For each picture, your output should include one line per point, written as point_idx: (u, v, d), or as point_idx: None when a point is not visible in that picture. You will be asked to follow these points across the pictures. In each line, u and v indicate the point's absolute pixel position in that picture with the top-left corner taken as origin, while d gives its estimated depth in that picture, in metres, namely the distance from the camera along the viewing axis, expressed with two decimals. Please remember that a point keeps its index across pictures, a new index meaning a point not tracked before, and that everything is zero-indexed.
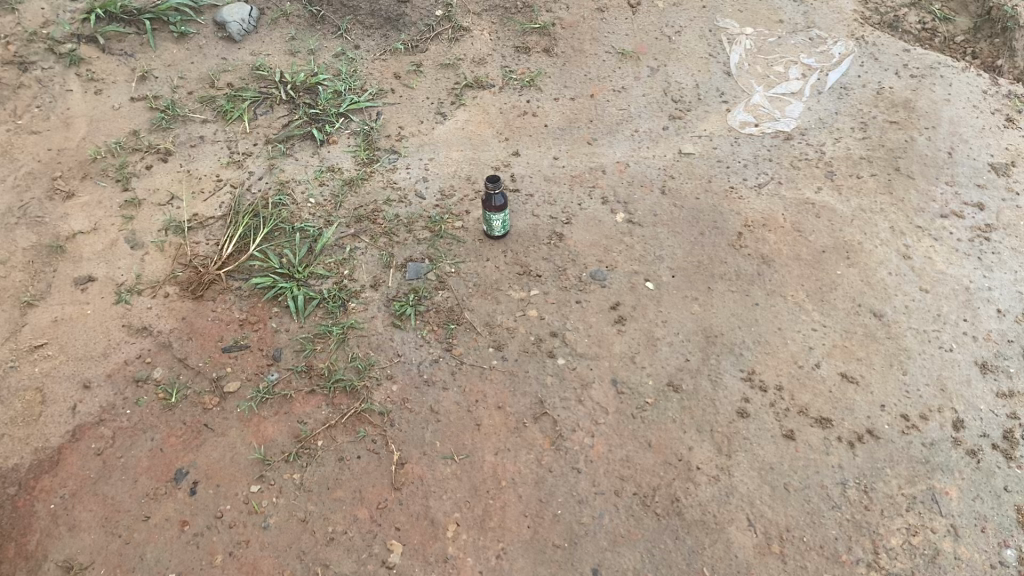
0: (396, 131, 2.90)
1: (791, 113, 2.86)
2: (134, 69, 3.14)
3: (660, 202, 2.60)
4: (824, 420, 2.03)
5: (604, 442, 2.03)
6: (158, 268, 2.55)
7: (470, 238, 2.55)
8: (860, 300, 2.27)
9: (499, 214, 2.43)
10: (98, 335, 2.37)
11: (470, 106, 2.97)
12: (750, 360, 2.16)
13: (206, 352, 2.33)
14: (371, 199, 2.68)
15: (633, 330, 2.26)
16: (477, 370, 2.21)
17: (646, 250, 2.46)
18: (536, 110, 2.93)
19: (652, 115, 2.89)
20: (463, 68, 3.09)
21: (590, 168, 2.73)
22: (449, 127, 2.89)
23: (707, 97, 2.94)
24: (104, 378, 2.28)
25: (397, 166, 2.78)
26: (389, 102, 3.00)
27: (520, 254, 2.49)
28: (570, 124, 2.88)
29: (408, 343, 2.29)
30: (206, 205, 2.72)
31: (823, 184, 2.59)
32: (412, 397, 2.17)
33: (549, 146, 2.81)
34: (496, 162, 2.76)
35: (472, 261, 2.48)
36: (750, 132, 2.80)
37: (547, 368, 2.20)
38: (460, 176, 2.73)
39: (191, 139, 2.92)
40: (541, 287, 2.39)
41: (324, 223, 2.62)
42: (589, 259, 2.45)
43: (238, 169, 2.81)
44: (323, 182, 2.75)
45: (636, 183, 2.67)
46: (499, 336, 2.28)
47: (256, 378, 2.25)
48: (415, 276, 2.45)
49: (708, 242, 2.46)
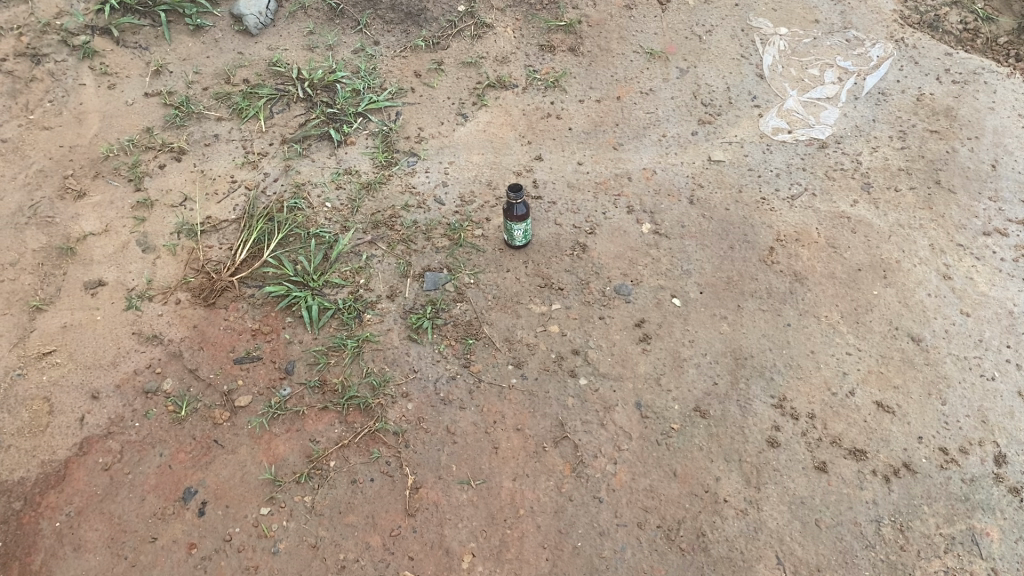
0: (416, 133, 2.81)
1: (827, 119, 2.74)
2: (148, 62, 3.06)
3: (688, 212, 2.50)
4: (858, 452, 1.94)
5: (627, 471, 1.95)
6: (170, 273, 2.49)
7: (490, 247, 2.46)
8: (897, 322, 2.17)
9: (520, 224, 2.34)
10: (107, 343, 2.32)
11: (492, 107, 2.86)
12: (781, 386, 2.07)
13: (217, 363, 2.27)
14: (389, 204, 2.60)
15: (659, 350, 2.17)
16: (495, 388, 2.14)
17: (673, 264, 2.36)
18: (561, 113, 2.83)
19: (680, 120, 2.78)
20: (484, 67, 2.99)
21: (615, 174, 2.63)
22: (470, 129, 2.80)
23: (738, 101, 2.82)
24: (113, 389, 2.22)
25: (416, 170, 2.69)
26: (409, 101, 2.90)
27: (542, 265, 2.40)
28: (595, 128, 2.78)
29: (424, 358, 2.21)
30: (219, 207, 2.64)
31: (859, 197, 2.48)
32: (428, 416, 2.09)
33: (573, 151, 2.71)
34: (518, 167, 2.67)
35: (492, 272, 2.40)
36: (783, 139, 2.69)
37: (569, 389, 2.12)
38: (481, 182, 2.64)
39: (205, 137, 2.85)
40: (563, 301, 2.30)
41: (340, 229, 2.54)
42: (613, 272, 2.36)
43: (252, 170, 2.73)
44: (340, 185, 2.66)
45: (663, 191, 2.57)
46: (518, 353, 2.20)
47: (268, 392, 2.19)
48: (433, 287, 2.37)
49: (738, 256, 2.36)
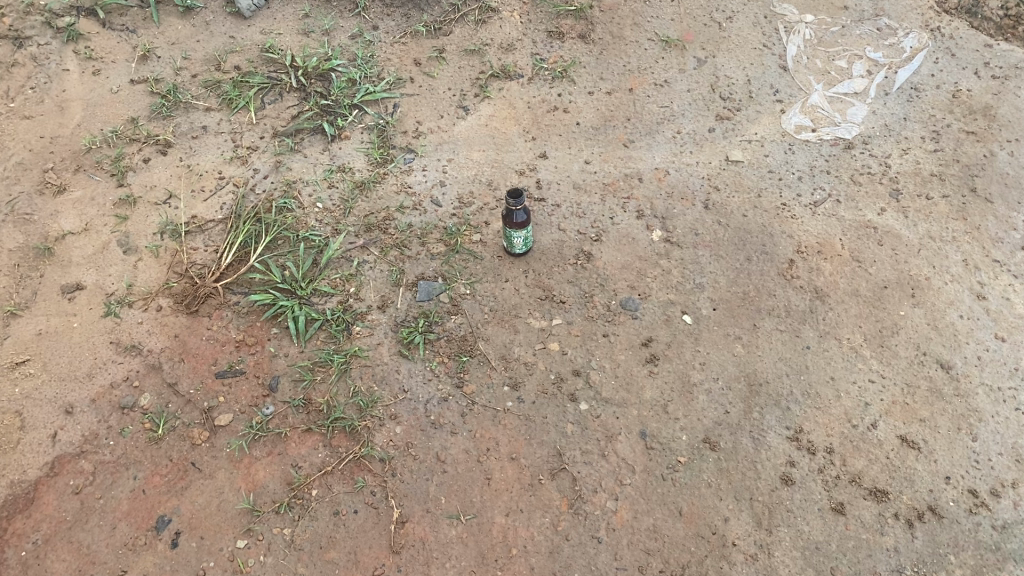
0: (414, 127, 2.64)
1: (854, 116, 2.55)
2: (136, 46, 2.90)
3: (702, 218, 2.33)
4: (879, 492, 1.79)
5: (629, 508, 1.82)
6: (151, 277, 2.36)
7: (488, 254, 2.31)
8: (925, 347, 2.01)
9: (520, 231, 2.20)
10: (83, 353, 2.20)
11: (496, 99, 2.68)
12: (798, 416, 1.92)
13: (198, 378, 2.15)
14: (383, 205, 2.44)
15: (666, 373, 2.02)
16: (489, 412, 2.00)
17: (684, 276, 2.20)
18: (569, 105, 2.65)
19: (696, 115, 2.59)
20: (488, 54, 2.79)
21: (625, 174, 2.46)
22: (472, 123, 2.63)
23: (759, 94, 2.63)
24: (87, 404, 2.10)
25: (413, 167, 2.53)
26: (408, 92, 2.73)
27: (543, 274, 2.25)
28: (604, 123, 2.60)
29: (415, 377, 2.08)
30: (205, 205, 2.50)
31: (886, 205, 2.30)
32: (418, 442, 1.96)
33: (581, 148, 2.54)
34: (521, 166, 2.50)
35: (490, 282, 2.25)
36: (806, 137, 2.50)
37: (568, 415, 1.98)
38: (481, 181, 2.48)
39: (193, 128, 2.69)
40: (565, 316, 2.16)
41: (331, 232, 2.39)
42: (620, 284, 2.20)
43: (241, 166, 2.58)
44: (332, 184, 2.51)
45: (676, 194, 2.40)
46: (516, 373, 2.06)
47: (250, 411, 2.06)
48: (427, 297, 2.23)
49: (756, 269, 2.19)
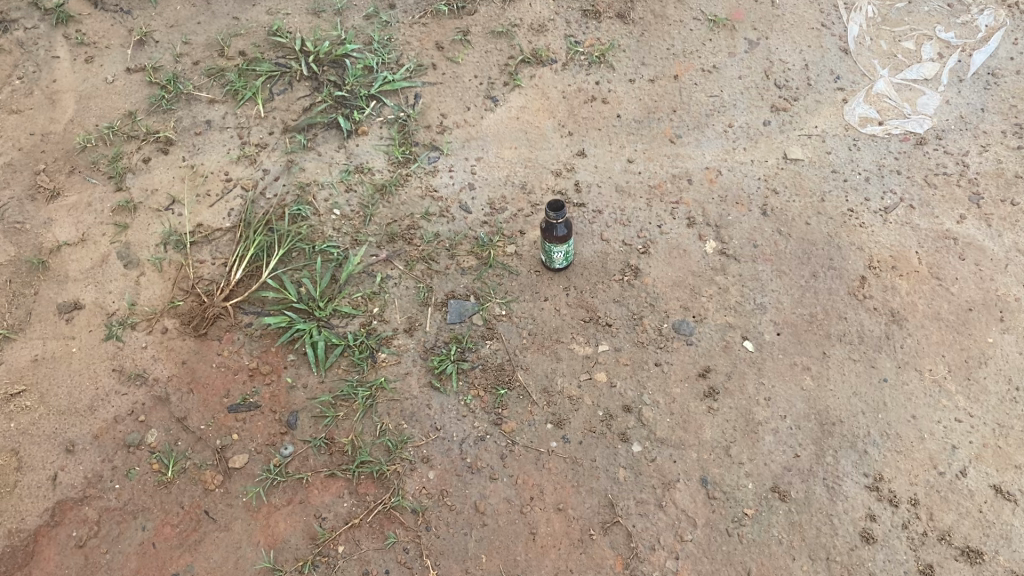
0: (437, 121, 2.40)
1: (925, 107, 2.30)
2: (131, 30, 2.65)
3: (761, 225, 2.11)
4: (972, 553, 1.60)
5: (691, 569, 1.64)
6: (156, 294, 2.16)
7: (524, 269, 2.10)
8: (1017, 381, 1.81)
9: (561, 245, 2.00)
10: (84, 382, 2.01)
11: (527, 88, 2.44)
12: (877, 461, 1.73)
13: (210, 411, 1.96)
14: (407, 211, 2.23)
15: (727, 410, 1.83)
16: (532, 455, 1.81)
17: (744, 296, 1.98)
18: (608, 95, 2.40)
19: (749, 106, 2.35)
20: (517, 36, 2.52)
21: (672, 175, 2.24)
22: (501, 116, 2.39)
23: (819, 82, 2.38)
24: (89, 441, 1.92)
25: (438, 168, 2.31)
26: (430, 80, 2.47)
27: (586, 292, 2.05)
28: (648, 115, 2.36)
29: (448, 412, 1.88)
30: (212, 211, 2.28)
31: (967, 211, 2.08)
32: (453, 489, 1.77)
33: (622, 145, 2.31)
34: (557, 166, 2.28)
35: (527, 300, 2.05)
36: (872, 131, 2.26)
37: (619, 458, 1.78)
38: (515, 184, 2.26)
39: (195, 123, 2.46)
40: (612, 341, 1.96)
41: (350, 243, 2.18)
42: (672, 304, 1.99)
43: (250, 166, 2.36)
44: (350, 187, 2.29)
45: (729, 199, 2.18)
46: (560, 409, 1.86)
47: (267, 451, 1.88)
48: (458, 319, 2.03)
49: (823, 287, 1.97)
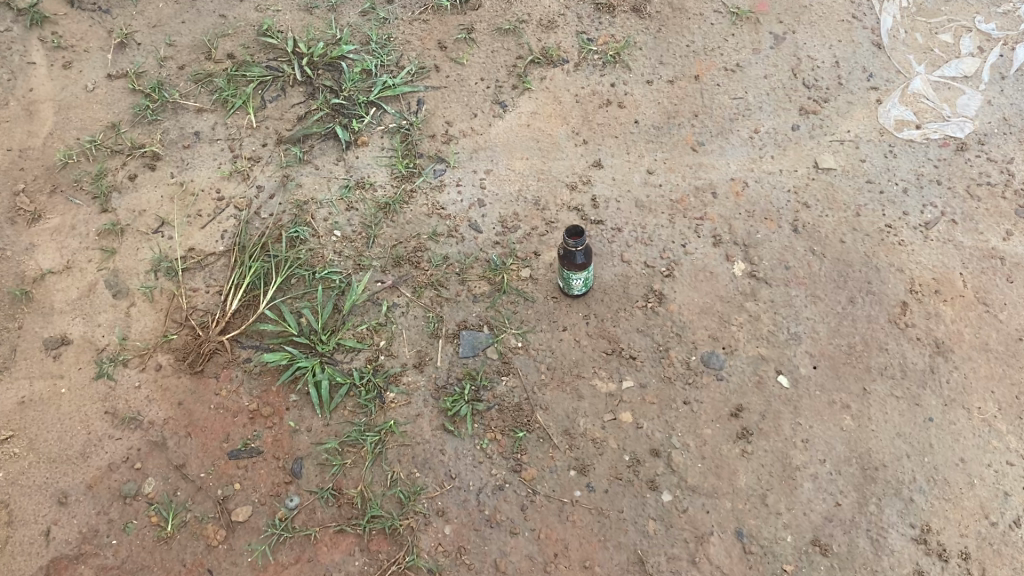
0: (443, 129, 2.24)
1: (965, 108, 2.17)
2: (111, 31, 2.48)
3: (792, 244, 1.97)
4: None
5: None
6: (148, 327, 2.03)
7: (540, 295, 1.96)
8: None
9: (581, 272, 1.87)
10: (75, 426, 1.89)
11: (538, 92, 2.28)
12: (924, 510, 1.62)
13: (209, 458, 1.84)
14: (413, 231, 2.08)
15: (762, 454, 1.71)
16: (554, 506, 1.70)
17: (777, 325, 1.85)
18: (624, 99, 2.25)
19: (776, 109, 2.20)
20: (526, 34, 2.36)
21: (695, 188, 2.09)
22: (511, 123, 2.24)
23: (850, 80, 2.23)
24: (83, 492, 1.80)
25: (445, 182, 2.15)
26: (433, 84, 2.31)
27: (608, 321, 1.91)
28: (667, 121, 2.21)
29: (463, 459, 1.77)
30: (204, 234, 2.14)
31: (1013, 227, 1.95)
32: (471, 545, 1.66)
33: (641, 154, 2.16)
34: (573, 178, 2.13)
35: (544, 330, 1.91)
36: (909, 136, 2.12)
37: (648, 508, 1.67)
38: (527, 200, 2.11)
39: (184, 135, 2.30)
40: (636, 377, 1.83)
41: (353, 268, 2.04)
42: (700, 334, 1.86)
43: (243, 183, 2.21)
44: (351, 205, 2.14)
45: (757, 214, 2.03)
46: (583, 453, 1.75)
47: (272, 503, 1.77)
48: (471, 352, 1.90)
49: (862, 314, 1.85)
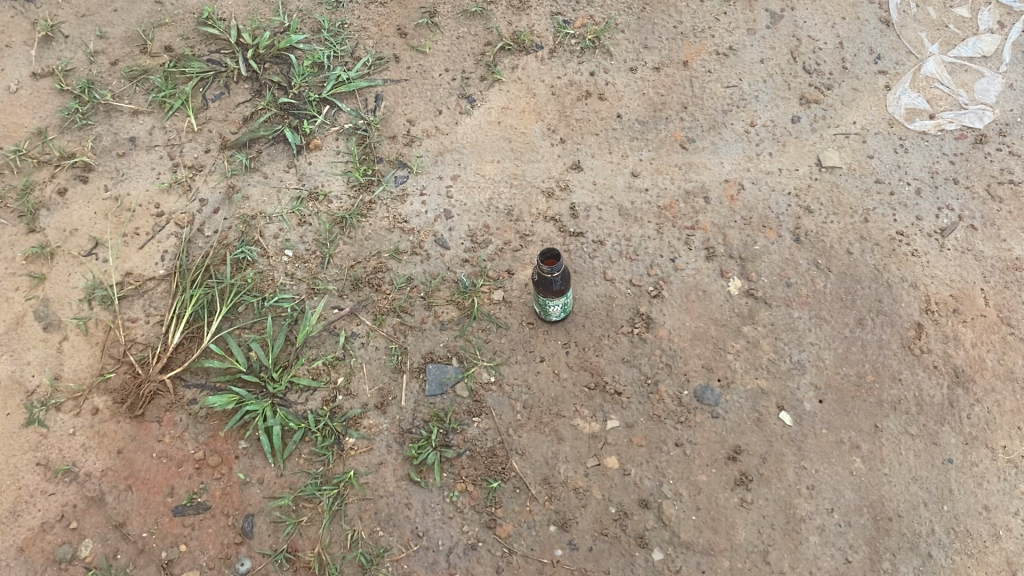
0: (404, 129, 2.02)
1: (984, 94, 1.96)
2: (35, 22, 2.21)
3: (794, 256, 1.77)
4: None
5: None
6: (82, 364, 1.82)
7: (514, 321, 1.77)
8: None
9: (558, 299, 1.67)
10: (3, 481, 1.69)
11: (509, 83, 2.05)
12: (944, 567, 1.45)
13: (152, 515, 1.66)
14: (372, 249, 1.87)
15: (764, 503, 1.53)
16: (533, 567, 1.53)
17: (778, 352, 1.66)
18: (605, 90, 2.02)
19: (774, 98, 1.98)
20: (495, 17, 2.12)
21: (686, 192, 1.88)
22: (480, 121, 2.01)
23: (855, 64, 2.01)
24: (13, 557, 1.62)
25: (407, 191, 1.94)
26: (393, 77, 2.08)
27: (590, 350, 1.72)
28: (654, 115, 1.98)
29: (431, 514, 1.59)
30: (143, 255, 1.93)
31: None
32: None
33: (625, 154, 1.94)
34: (549, 183, 1.92)
35: (520, 362, 1.72)
36: (922, 127, 1.92)
37: (638, 568, 1.50)
38: (499, 210, 1.89)
39: (119, 142, 2.07)
40: (622, 416, 1.64)
41: (306, 293, 1.84)
42: (692, 364, 1.67)
43: (184, 196, 1.99)
44: (303, 219, 1.92)
45: (755, 221, 1.83)
46: (564, 505, 1.57)
47: (220, 567, 1.60)
48: (438, 390, 1.71)
49: (872, 338, 1.66)
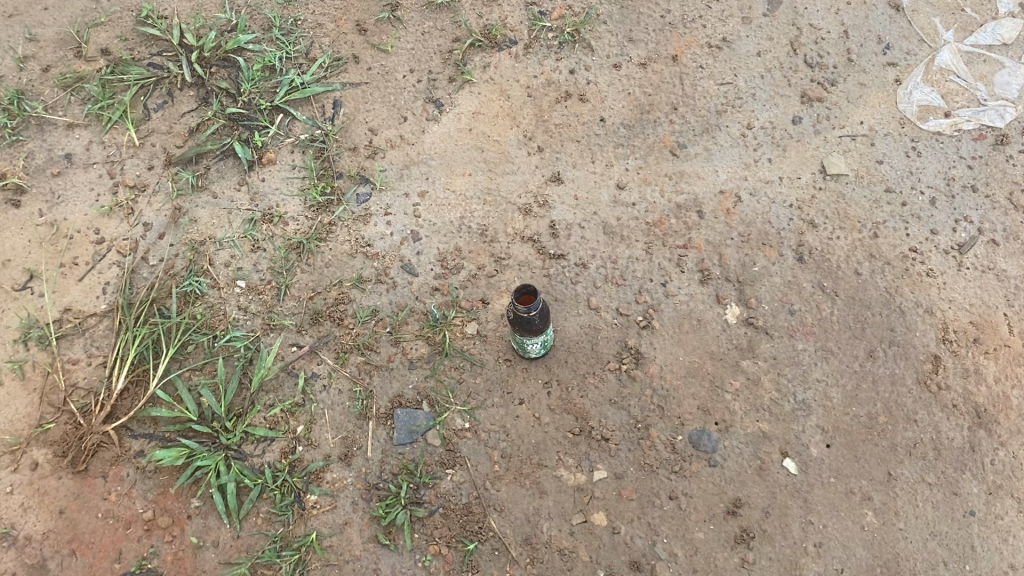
0: (366, 139, 1.83)
1: (1004, 87, 1.79)
2: None
3: (797, 278, 1.61)
4: None
5: None
6: (18, 414, 1.62)
7: (490, 358, 1.60)
8: None
9: (537, 336, 1.50)
10: None
11: (480, 84, 1.86)
12: None
13: None
14: (333, 277, 1.70)
15: (767, 564, 1.39)
16: None
17: (781, 391, 1.51)
18: (587, 90, 1.83)
19: (772, 95, 1.79)
20: (463, 10, 1.92)
21: (677, 206, 1.70)
22: (449, 128, 1.83)
23: (861, 55, 1.82)
24: None
25: (371, 210, 1.76)
26: (352, 80, 1.89)
27: (574, 390, 1.55)
28: (640, 117, 1.80)
29: None
30: (82, 288, 1.74)
31: None
32: None
33: (609, 162, 1.76)
34: (526, 199, 1.74)
35: (497, 405, 1.56)
36: (937, 127, 1.74)
37: None
38: (472, 230, 1.72)
39: (52, 159, 1.87)
40: (611, 465, 1.49)
41: (261, 329, 1.67)
42: (687, 405, 1.52)
43: (126, 220, 1.81)
44: (257, 244, 1.75)
45: (754, 238, 1.65)
46: (547, 569, 1.43)
47: None
48: (407, 438, 1.55)
49: (885, 373, 1.50)
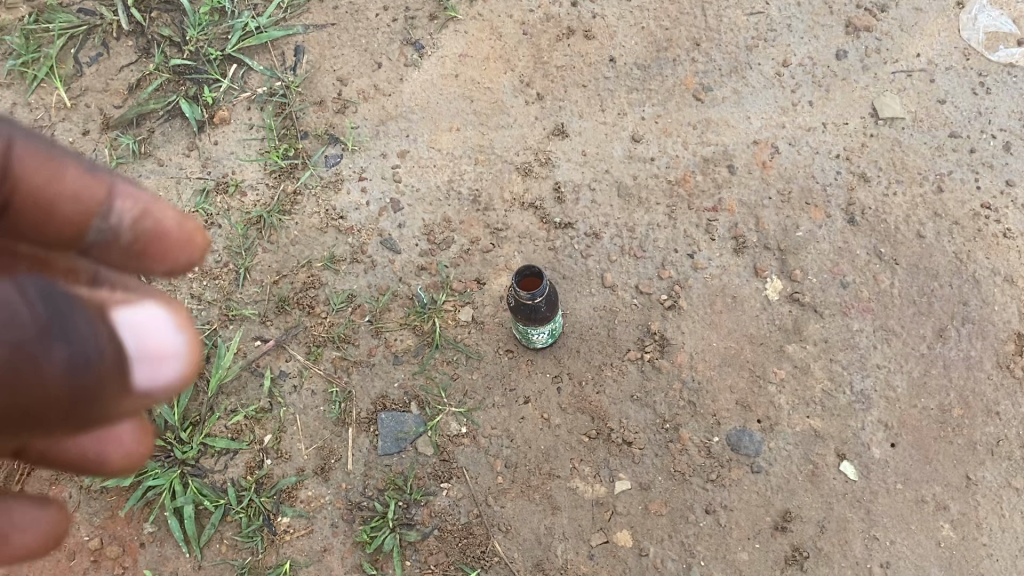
0: (335, 90, 1.56)
1: None
2: None
3: (849, 243, 1.36)
4: None
5: None
6: None
7: (488, 349, 1.36)
8: None
9: (545, 326, 1.26)
10: None
11: (467, 21, 1.58)
12: None
13: None
14: (301, 256, 1.45)
15: None
16: None
17: (835, 381, 1.27)
18: (592, 25, 1.56)
19: (812, 26, 1.52)
20: None
21: (704, 160, 1.44)
22: (432, 74, 1.55)
23: None
24: None
25: (342, 174, 1.50)
26: (317, 21, 1.61)
27: (588, 385, 1.32)
28: (657, 55, 1.53)
29: None
30: None
31: None
32: None
33: (622, 110, 1.50)
34: (526, 156, 1.48)
35: (498, 406, 1.32)
36: (1008, 57, 1.48)
37: None
38: (462, 196, 1.46)
39: None
40: (635, 474, 1.26)
41: (218, 321, 1.42)
42: (723, 401, 1.28)
43: None
44: (211, 220, 1.49)
45: (796, 197, 1.40)
46: None
47: None
48: (395, 447, 1.31)
49: (959, 357, 1.27)
